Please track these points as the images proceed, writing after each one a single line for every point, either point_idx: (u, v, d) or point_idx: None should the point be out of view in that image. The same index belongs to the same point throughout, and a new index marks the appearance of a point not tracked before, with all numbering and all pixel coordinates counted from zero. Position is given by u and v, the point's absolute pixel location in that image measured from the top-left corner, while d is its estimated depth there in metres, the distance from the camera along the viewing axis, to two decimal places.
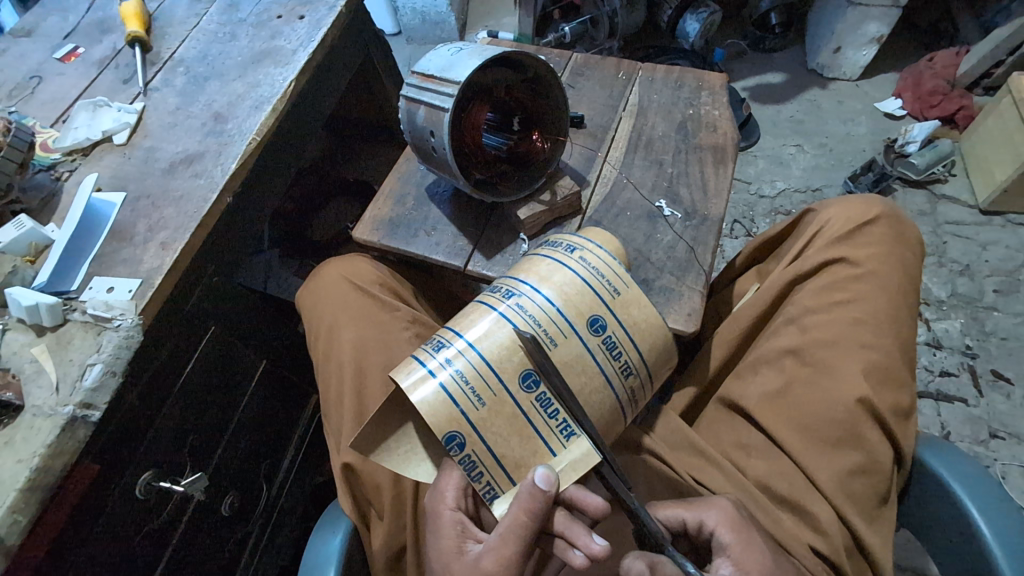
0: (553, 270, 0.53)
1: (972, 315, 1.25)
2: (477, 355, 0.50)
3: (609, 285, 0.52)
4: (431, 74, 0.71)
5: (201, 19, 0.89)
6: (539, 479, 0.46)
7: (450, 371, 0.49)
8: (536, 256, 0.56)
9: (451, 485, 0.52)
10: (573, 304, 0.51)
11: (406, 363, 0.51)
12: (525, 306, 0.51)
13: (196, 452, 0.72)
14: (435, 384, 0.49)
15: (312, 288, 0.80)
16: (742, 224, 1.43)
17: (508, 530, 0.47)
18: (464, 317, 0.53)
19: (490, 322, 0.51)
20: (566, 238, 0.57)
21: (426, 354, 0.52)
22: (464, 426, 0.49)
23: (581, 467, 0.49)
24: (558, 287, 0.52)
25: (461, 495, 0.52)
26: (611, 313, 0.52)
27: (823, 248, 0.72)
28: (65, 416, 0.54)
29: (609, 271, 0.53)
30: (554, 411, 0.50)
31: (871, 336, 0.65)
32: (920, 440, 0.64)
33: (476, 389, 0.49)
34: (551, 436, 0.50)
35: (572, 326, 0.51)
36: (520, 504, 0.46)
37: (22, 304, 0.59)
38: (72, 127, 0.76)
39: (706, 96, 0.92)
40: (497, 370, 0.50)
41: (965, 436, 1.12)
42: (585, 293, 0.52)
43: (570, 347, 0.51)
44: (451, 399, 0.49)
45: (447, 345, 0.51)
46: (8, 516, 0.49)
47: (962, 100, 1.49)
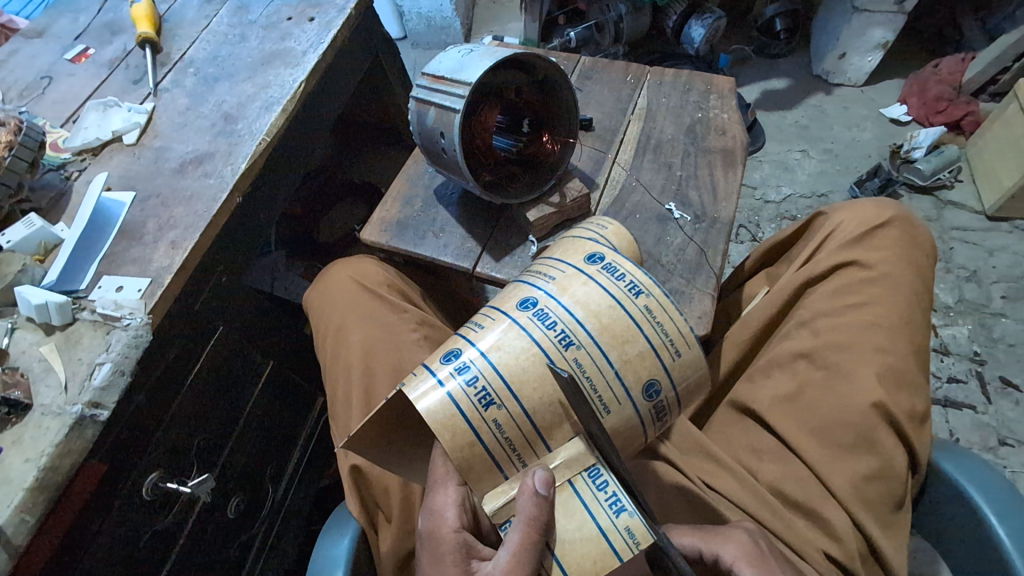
0: (617, 321, 0.47)
1: (979, 321, 1.25)
2: (498, 377, 0.46)
3: (672, 349, 0.47)
4: (442, 76, 0.71)
5: (211, 20, 0.90)
6: (537, 482, 0.44)
7: (479, 405, 0.45)
8: (594, 288, 0.48)
9: (449, 504, 0.49)
10: (633, 368, 0.46)
11: (432, 394, 0.46)
12: (585, 365, 0.46)
13: (203, 453, 0.71)
14: (472, 436, 0.45)
15: (321, 290, 0.79)
16: (748, 229, 1.43)
17: (520, 546, 0.43)
18: (504, 353, 0.46)
19: (518, 343, 0.46)
20: (628, 271, 0.49)
21: (461, 390, 0.46)
22: (502, 485, 0.47)
23: (576, 468, 0.46)
24: (620, 345, 0.46)
25: (461, 512, 0.50)
26: (667, 379, 0.48)
27: (834, 251, 0.72)
28: (74, 415, 0.54)
29: (675, 330, 0.48)
30: (604, 482, 0.45)
31: (885, 339, 0.65)
32: (936, 444, 0.64)
33: (514, 440, 0.46)
34: (601, 511, 0.44)
35: (628, 391, 0.46)
36: (525, 519, 0.43)
37: (31, 303, 0.58)
38: (83, 127, 0.76)
39: (715, 99, 0.92)
40: (541, 432, 0.46)
41: (974, 442, 1.11)
42: (648, 359, 0.47)
43: (622, 414, 0.47)
44: (485, 450, 0.46)
45: (458, 355, 0.48)
46: (16, 515, 0.49)
47: (969, 106, 1.49)
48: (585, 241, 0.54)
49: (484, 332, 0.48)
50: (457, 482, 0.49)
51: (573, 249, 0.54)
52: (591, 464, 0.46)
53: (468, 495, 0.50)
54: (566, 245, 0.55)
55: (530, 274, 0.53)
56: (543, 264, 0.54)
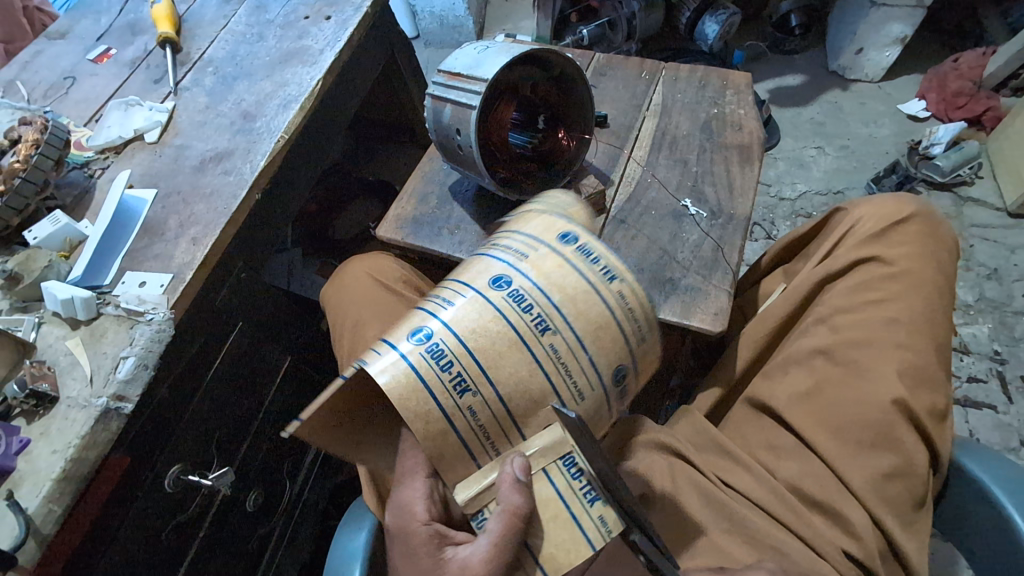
0: (592, 305, 0.46)
1: (1000, 319, 1.23)
2: (471, 355, 0.44)
3: (639, 335, 0.48)
4: (458, 73, 0.71)
5: (230, 20, 0.91)
6: (516, 470, 0.44)
7: (448, 384, 0.44)
8: (570, 271, 0.47)
9: (417, 497, 0.49)
10: (606, 355, 0.46)
11: (403, 379, 0.43)
12: (560, 350, 0.45)
13: (224, 446, 0.73)
14: (446, 424, 0.44)
15: (338, 285, 0.80)
16: (763, 227, 1.42)
17: (499, 536, 0.43)
18: (479, 336, 0.44)
19: (491, 326, 0.45)
20: (602, 253, 0.48)
21: (434, 374, 0.44)
22: (474, 474, 0.46)
23: (550, 455, 0.45)
24: (595, 331, 0.46)
25: (431, 505, 0.49)
26: (633, 361, 0.49)
27: (853, 248, 0.71)
28: (99, 408, 0.55)
29: (643, 313, 0.48)
30: (577, 471, 0.45)
31: (906, 336, 0.64)
32: (957, 442, 0.63)
33: (487, 428, 0.45)
34: (575, 500, 0.45)
35: (602, 377, 0.46)
36: (509, 507, 0.43)
37: (58, 297, 0.60)
38: (106, 126, 0.78)
39: (731, 94, 0.92)
40: (516, 419, 0.45)
41: (995, 443, 1.10)
42: (620, 345, 0.47)
43: (594, 400, 0.47)
44: (458, 437, 0.45)
45: (423, 330, 0.45)
46: (44, 506, 0.50)
47: (990, 101, 1.46)
48: (551, 214, 0.52)
49: (456, 310, 0.45)
50: (425, 473, 0.49)
51: (544, 223, 0.51)
52: (566, 453, 0.45)
53: (438, 486, 0.50)
54: (531, 217, 0.52)
55: (494, 246, 0.50)
56: (510, 236, 0.51)
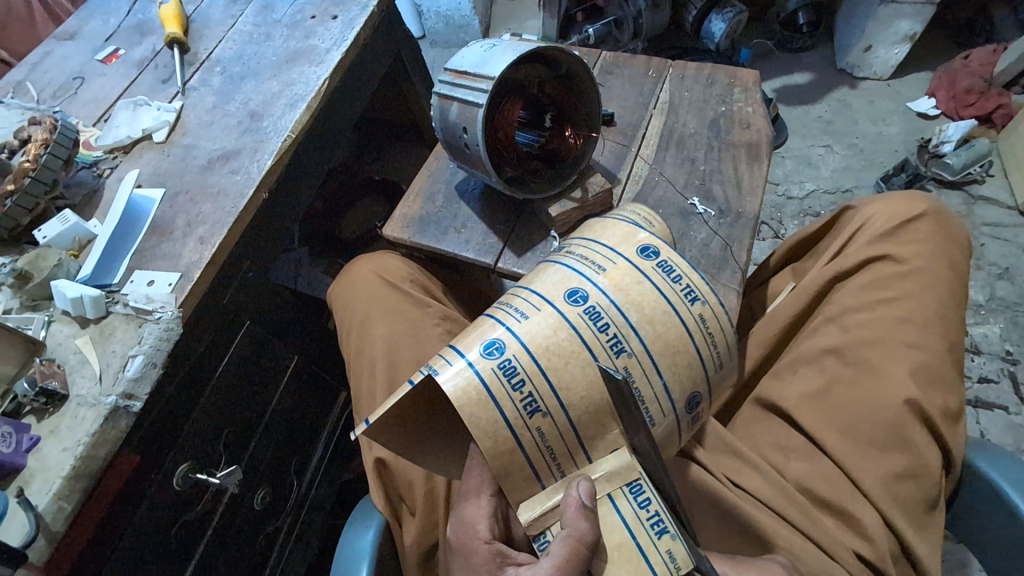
0: (671, 329, 0.46)
1: (1012, 319, 1.21)
2: (539, 370, 0.44)
3: (715, 360, 0.48)
4: (465, 71, 0.71)
5: (237, 20, 0.91)
6: (581, 494, 0.43)
7: (518, 402, 0.44)
8: (650, 290, 0.46)
9: (482, 515, 0.50)
10: (680, 381, 0.46)
11: (474, 396, 0.43)
12: (635, 374, 0.45)
13: (231, 444, 0.73)
14: (514, 444, 0.44)
15: (345, 282, 0.81)
16: (770, 226, 1.41)
17: (563, 562, 0.41)
18: (554, 356, 0.44)
19: (562, 343, 0.44)
20: (683, 272, 0.48)
21: (505, 391, 0.43)
22: (539, 495, 0.46)
23: (617, 482, 0.44)
24: (672, 354, 0.46)
25: (493, 523, 0.50)
26: (707, 388, 0.48)
27: (864, 246, 0.70)
28: (108, 406, 0.55)
29: (721, 340, 0.48)
30: (645, 500, 0.43)
31: (918, 335, 0.63)
32: (972, 443, 0.62)
33: (553, 448, 0.45)
34: (642, 531, 0.43)
35: (674, 403, 0.46)
36: (575, 534, 0.41)
37: (67, 296, 0.60)
38: (114, 126, 0.78)
39: (739, 92, 0.91)
40: (583, 441, 0.45)
41: (1007, 444, 1.08)
42: (695, 370, 0.47)
43: (664, 424, 0.47)
44: (524, 456, 0.45)
45: (492, 341, 0.45)
46: (53, 503, 0.50)
47: (1000, 99, 1.43)
48: (633, 227, 0.52)
49: (530, 322, 0.45)
50: (490, 492, 0.50)
51: (623, 237, 0.51)
52: (634, 479, 0.44)
53: (500, 505, 0.51)
54: (612, 228, 0.52)
55: (573, 257, 0.50)
56: (587, 246, 0.51)
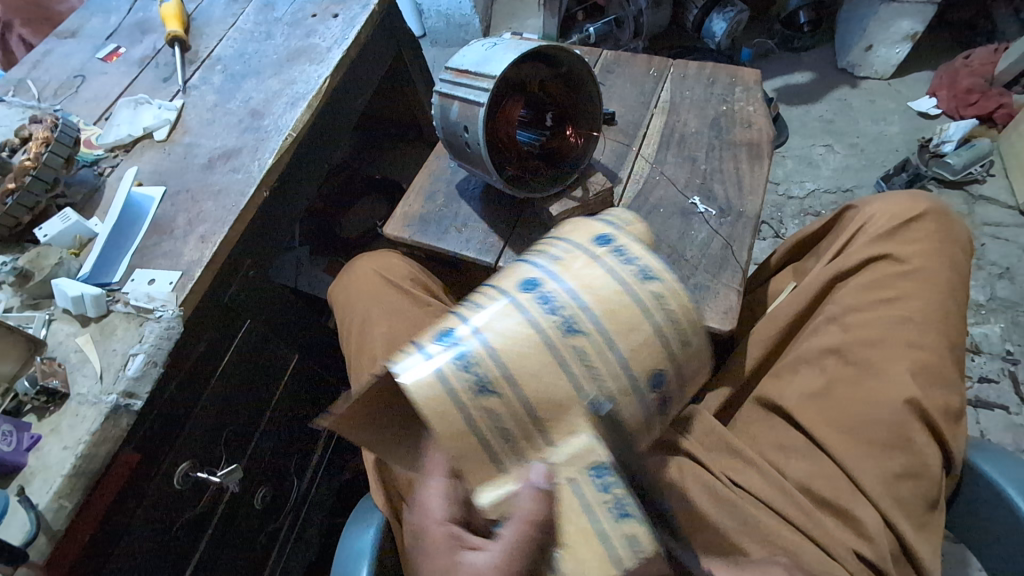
0: (624, 308, 0.46)
1: (1013, 319, 1.21)
2: (492, 355, 0.44)
3: (678, 341, 0.47)
4: (466, 70, 0.71)
5: (238, 19, 0.91)
6: (537, 476, 0.42)
7: (472, 388, 0.44)
8: (603, 274, 0.47)
9: (436, 495, 0.44)
10: (639, 359, 0.45)
11: (429, 383, 0.44)
12: (589, 353, 0.44)
13: (231, 443, 0.73)
14: (470, 427, 0.44)
15: (345, 282, 0.80)
16: (770, 225, 1.41)
17: (512, 545, 0.39)
18: (507, 340, 0.45)
19: (516, 329, 0.45)
20: (637, 256, 0.48)
21: (460, 376, 0.44)
22: (497, 478, 0.45)
23: (578, 465, 0.44)
24: (625, 330, 0.45)
25: (451, 505, 0.44)
26: (672, 369, 0.47)
27: (866, 245, 0.70)
28: (109, 404, 0.55)
29: (683, 320, 0.47)
30: (607, 484, 0.44)
31: (918, 335, 0.63)
32: (972, 444, 0.62)
33: (512, 435, 0.44)
34: (602, 514, 0.43)
35: (635, 383, 0.45)
36: (524, 514, 0.40)
37: (68, 295, 0.60)
38: (115, 124, 0.78)
39: (740, 92, 0.91)
40: (542, 424, 0.44)
41: (1007, 444, 1.08)
42: (655, 349, 0.46)
43: (626, 404, 0.46)
44: (482, 440, 0.44)
45: (452, 333, 0.46)
46: (55, 501, 0.51)
47: (1001, 98, 1.43)
48: (595, 223, 0.53)
49: (485, 312, 0.47)
50: (446, 472, 0.45)
51: (582, 231, 0.52)
52: (595, 463, 0.44)
53: (459, 488, 0.45)
54: (573, 225, 0.53)
55: (534, 253, 0.52)
56: (549, 241, 0.52)
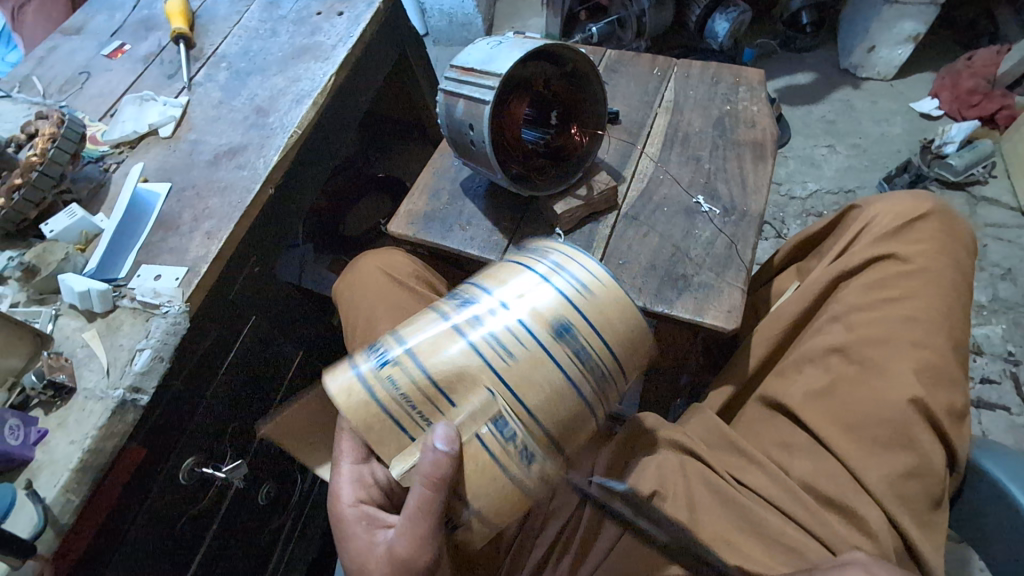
0: (523, 279, 0.51)
1: (1014, 320, 1.21)
2: (399, 343, 0.48)
3: (582, 297, 0.49)
4: (472, 68, 0.71)
5: (242, 16, 0.91)
6: (437, 438, 0.44)
7: (381, 374, 0.47)
8: (509, 264, 0.53)
9: (343, 483, 0.54)
10: (537, 315, 0.48)
11: (343, 381, 0.47)
12: (486, 319, 0.48)
13: (236, 439, 0.73)
14: (379, 407, 0.46)
15: (350, 280, 0.80)
16: (773, 225, 1.41)
17: (415, 508, 0.45)
18: (414, 329, 0.49)
19: (425, 321, 0.50)
20: (542, 246, 0.55)
21: (370, 368, 0.48)
22: (409, 447, 0.47)
23: (479, 419, 0.46)
24: (524, 297, 0.49)
25: (358, 488, 0.54)
26: (581, 322, 0.49)
27: (871, 245, 0.70)
28: (116, 399, 0.55)
29: (585, 281, 0.50)
30: (509, 431, 0.46)
31: (922, 334, 0.63)
32: (976, 443, 0.62)
33: (423, 412, 0.47)
34: (510, 458, 0.46)
35: (536, 336, 0.47)
36: (423, 476, 0.44)
37: (74, 289, 0.60)
38: (121, 120, 0.78)
39: (744, 91, 0.91)
40: (447, 392, 0.47)
41: (1008, 445, 1.08)
42: (555, 305, 0.49)
43: (531, 360, 0.47)
44: (395, 421, 0.47)
45: (371, 340, 0.51)
46: (62, 495, 0.51)
47: (1003, 100, 1.43)
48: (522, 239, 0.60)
49: (403, 317, 0.53)
50: (355, 459, 0.55)
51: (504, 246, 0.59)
52: (495, 415, 0.46)
53: (364, 471, 0.55)
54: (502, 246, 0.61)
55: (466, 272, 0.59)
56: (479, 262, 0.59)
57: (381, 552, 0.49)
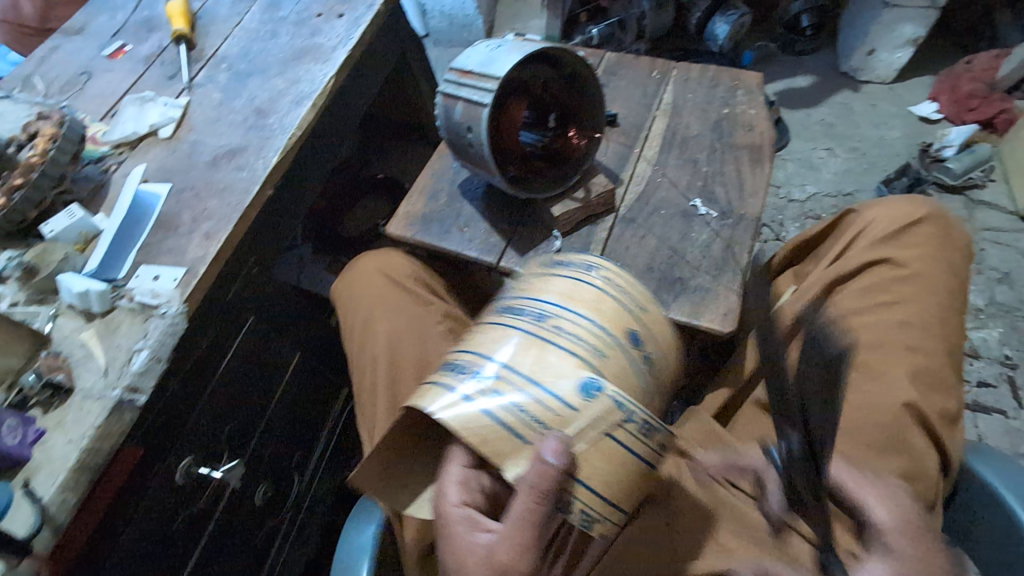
0: (582, 291, 0.50)
1: (1012, 324, 1.21)
2: (496, 365, 0.47)
3: (638, 303, 0.51)
4: (470, 71, 0.71)
5: (243, 17, 0.91)
6: (547, 449, 0.42)
7: (488, 394, 0.45)
8: (556, 279, 0.52)
9: (449, 481, 0.49)
10: (609, 318, 0.49)
11: (459, 413, 0.45)
12: (566, 327, 0.48)
13: (234, 439, 0.73)
14: (499, 424, 0.44)
15: (347, 281, 0.81)
16: (771, 228, 1.41)
17: (522, 517, 0.42)
18: (501, 352, 0.47)
19: (504, 341, 0.48)
20: (574, 258, 0.55)
21: (477, 390, 0.46)
22: (521, 453, 0.44)
23: (604, 422, 0.44)
24: (591, 304, 0.49)
25: (462, 488, 0.49)
26: (643, 326, 0.50)
27: (866, 249, 0.71)
28: (113, 399, 0.56)
29: (633, 288, 0.52)
30: (630, 416, 0.45)
31: (917, 339, 0.63)
32: (969, 447, 0.62)
33: (541, 419, 0.44)
34: (634, 441, 0.45)
35: (615, 338, 0.48)
36: (530, 486, 0.42)
37: (74, 290, 0.61)
38: (121, 121, 0.79)
39: (742, 95, 0.91)
40: (557, 398, 0.45)
41: (1004, 448, 1.09)
42: (620, 309, 0.50)
43: (616, 359, 0.47)
44: (516, 436, 0.44)
45: (456, 369, 0.48)
46: (58, 494, 0.51)
47: (1002, 104, 1.44)
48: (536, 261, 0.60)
49: (476, 344, 0.50)
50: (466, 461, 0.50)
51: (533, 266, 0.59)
52: (616, 413, 0.44)
53: (474, 474, 0.50)
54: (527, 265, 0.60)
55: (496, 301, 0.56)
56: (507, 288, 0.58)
57: (483, 558, 0.44)
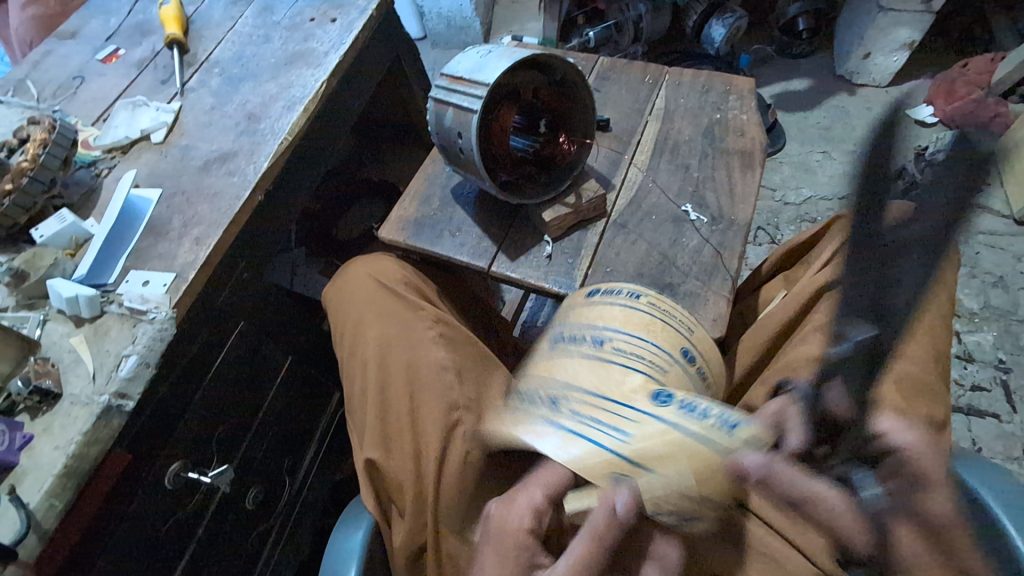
0: (633, 315, 0.59)
1: (1006, 327, 1.22)
2: (571, 389, 0.53)
3: (683, 322, 0.60)
4: (461, 77, 0.71)
5: (236, 21, 0.92)
6: (619, 503, 0.46)
7: (570, 413, 0.50)
8: (606, 308, 0.61)
9: (526, 507, 0.51)
10: (660, 337, 0.57)
11: (549, 441, 0.49)
12: (622, 349, 0.56)
13: (224, 443, 0.73)
14: (584, 444, 0.47)
15: (339, 285, 0.81)
16: (766, 231, 1.42)
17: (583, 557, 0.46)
18: (573, 376, 0.54)
19: (572, 366, 0.56)
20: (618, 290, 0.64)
21: (556, 414, 0.51)
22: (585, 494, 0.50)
23: (685, 426, 0.46)
24: (642, 328, 0.58)
25: (536, 516, 0.51)
26: (690, 342, 0.58)
27: (852, 257, 0.71)
28: (101, 405, 0.56)
29: (676, 313, 0.60)
30: (703, 411, 0.47)
31: (904, 346, 0.64)
32: (957, 454, 0.63)
33: (619, 425, 0.48)
34: (711, 433, 0.45)
35: (668, 354, 0.56)
36: (597, 529, 0.46)
37: (63, 295, 0.61)
38: (113, 126, 0.79)
39: (734, 100, 0.92)
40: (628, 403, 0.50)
41: (997, 452, 1.09)
42: (670, 330, 0.58)
43: (672, 371, 0.55)
44: (604, 453, 0.47)
45: (534, 398, 0.55)
46: (45, 500, 0.51)
47: (998, 108, 1.42)
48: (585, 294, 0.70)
49: (546, 372, 0.57)
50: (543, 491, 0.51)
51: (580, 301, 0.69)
52: (687, 405, 0.48)
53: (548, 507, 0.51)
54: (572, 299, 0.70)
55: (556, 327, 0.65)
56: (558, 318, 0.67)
57: None
